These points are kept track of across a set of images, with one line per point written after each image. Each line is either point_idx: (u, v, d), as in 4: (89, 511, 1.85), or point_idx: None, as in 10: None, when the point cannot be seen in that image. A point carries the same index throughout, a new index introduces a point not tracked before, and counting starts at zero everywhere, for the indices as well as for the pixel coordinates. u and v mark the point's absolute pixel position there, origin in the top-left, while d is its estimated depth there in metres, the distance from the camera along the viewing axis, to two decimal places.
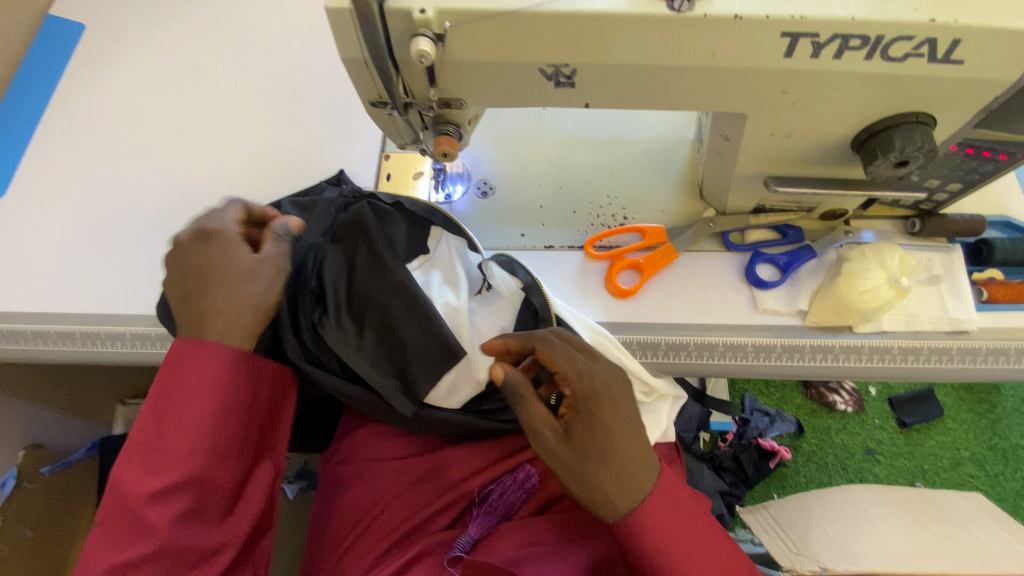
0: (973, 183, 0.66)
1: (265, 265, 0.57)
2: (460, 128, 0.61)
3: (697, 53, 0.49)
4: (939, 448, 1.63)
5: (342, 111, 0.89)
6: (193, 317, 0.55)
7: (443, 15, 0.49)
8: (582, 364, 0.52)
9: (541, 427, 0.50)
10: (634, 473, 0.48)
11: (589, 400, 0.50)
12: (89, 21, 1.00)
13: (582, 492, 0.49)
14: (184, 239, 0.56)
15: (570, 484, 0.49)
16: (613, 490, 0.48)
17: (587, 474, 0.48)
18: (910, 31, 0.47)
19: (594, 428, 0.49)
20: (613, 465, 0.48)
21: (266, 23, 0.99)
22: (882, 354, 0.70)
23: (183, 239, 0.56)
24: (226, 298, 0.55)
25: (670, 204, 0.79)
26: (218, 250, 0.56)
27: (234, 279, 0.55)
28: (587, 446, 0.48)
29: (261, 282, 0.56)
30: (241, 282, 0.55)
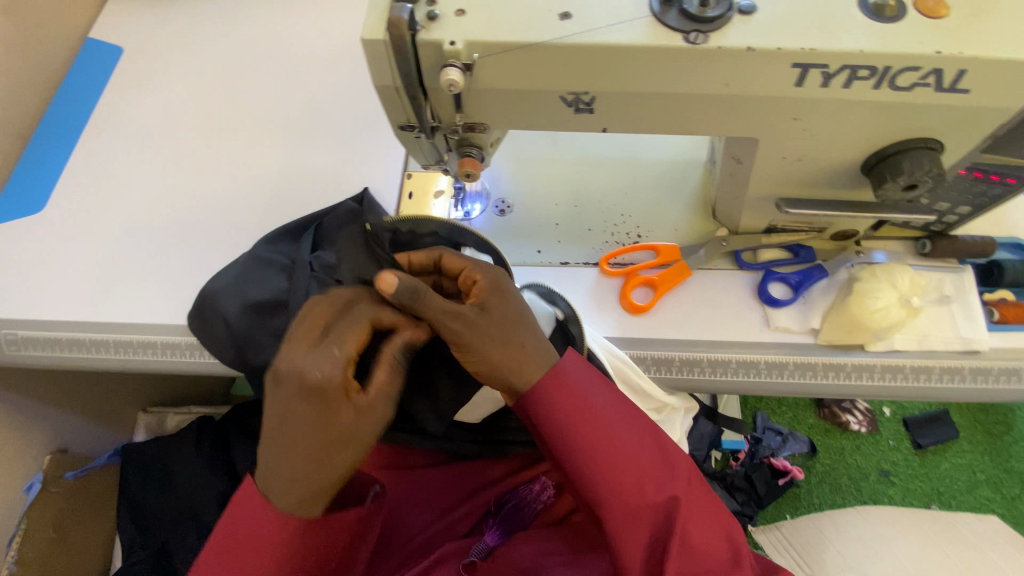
0: (983, 206, 0.68)
1: (366, 420, 0.49)
2: (483, 150, 0.64)
3: (711, 82, 0.52)
4: (955, 470, 1.61)
5: (366, 132, 0.93)
6: (272, 465, 0.48)
7: (471, 47, 0.52)
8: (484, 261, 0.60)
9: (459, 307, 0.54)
10: (528, 349, 0.55)
11: (498, 284, 0.58)
12: (127, 44, 1.05)
13: (499, 360, 0.54)
14: (285, 373, 0.46)
15: (488, 354, 0.53)
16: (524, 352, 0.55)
17: (482, 351, 0.53)
18: (916, 63, 0.49)
19: (492, 313, 0.55)
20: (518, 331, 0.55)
21: (295, 47, 1.03)
22: (894, 373, 0.71)
23: (283, 372, 0.46)
24: (302, 449, 0.47)
25: (683, 223, 0.81)
26: (321, 405, 0.46)
27: (339, 444, 0.48)
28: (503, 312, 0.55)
29: (367, 437, 0.49)
30: (343, 447, 0.48)
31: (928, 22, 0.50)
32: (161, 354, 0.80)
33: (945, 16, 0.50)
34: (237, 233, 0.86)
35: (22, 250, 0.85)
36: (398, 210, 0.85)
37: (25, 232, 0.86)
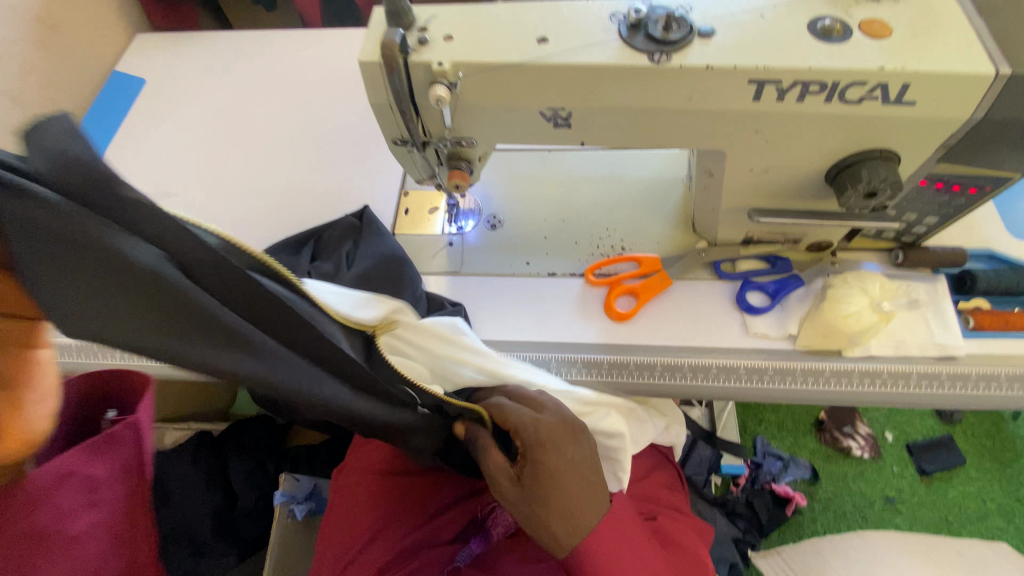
0: (949, 216, 0.71)
1: None
2: (471, 164, 0.69)
3: (675, 98, 0.57)
4: (962, 498, 1.58)
5: (368, 154, 0.99)
6: None
7: (457, 67, 0.57)
8: (530, 418, 0.63)
9: (498, 477, 0.61)
10: (579, 494, 0.61)
11: (535, 448, 0.61)
12: (149, 75, 1.14)
13: (532, 528, 0.61)
14: None
15: (524, 522, 0.61)
16: (554, 521, 0.60)
17: (553, 513, 0.59)
18: (862, 77, 0.54)
19: (545, 465, 0.60)
20: (555, 498, 0.60)
21: (305, 78, 1.11)
22: (873, 378, 0.72)
23: None
24: None
25: (665, 236, 0.84)
26: None
27: None
28: (536, 485, 0.60)
29: None
30: None
31: (872, 42, 0.55)
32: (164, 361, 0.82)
33: (888, 37, 0.55)
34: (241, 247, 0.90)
35: None
36: (394, 225, 0.90)
37: None
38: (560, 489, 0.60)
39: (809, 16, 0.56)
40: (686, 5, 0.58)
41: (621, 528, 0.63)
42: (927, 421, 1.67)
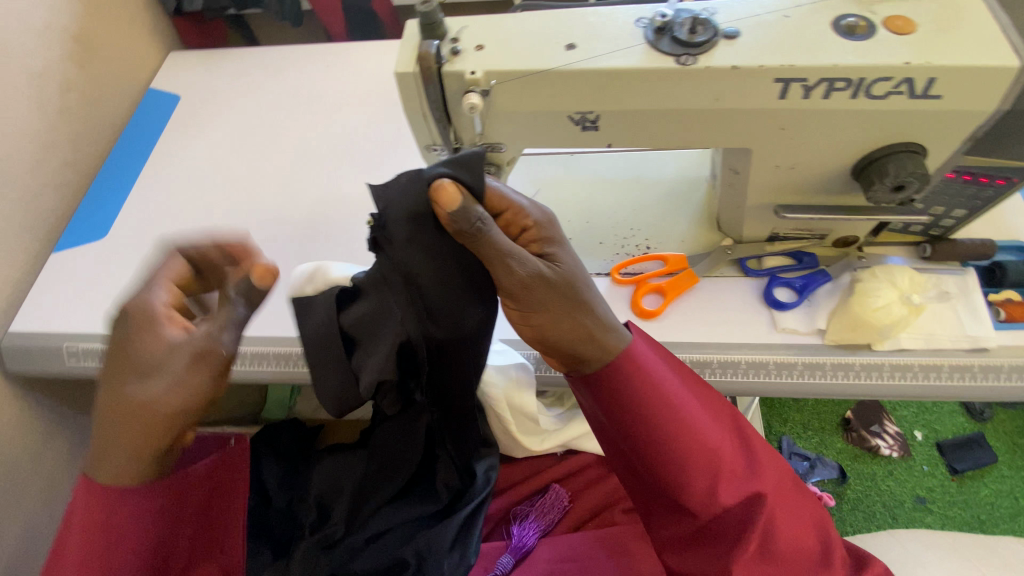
0: (977, 208, 0.71)
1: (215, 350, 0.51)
2: (500, 168, 0.71)
3: (703, 99, 0.59)
4: (994, 496, 1.56)
5: (395, 160, 1.02)
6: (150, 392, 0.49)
7: (489, 76, 0.60)
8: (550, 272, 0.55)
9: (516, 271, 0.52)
10: (578, 319, 0.56)
11: (572, 289, 0.56)
12: (181, 91, 1.18)
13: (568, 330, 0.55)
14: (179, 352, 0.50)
15: (551, 325, 0.55)
16: (550, 325, 0.55)
17: (546, 312, 0.55)
18: (887, 73, 0.55)
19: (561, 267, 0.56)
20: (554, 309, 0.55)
21: (331, 88, 1.14)
22: (903, 371, 0.72)
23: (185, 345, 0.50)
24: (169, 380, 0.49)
25: (689, 235, 0.85)
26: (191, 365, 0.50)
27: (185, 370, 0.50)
28: (545, 299, 0.54)
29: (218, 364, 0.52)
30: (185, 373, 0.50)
31: (895, 38, 0.56)
32: None
33: (912, 33, 0.56)
34: (273, 252, 0.93)
35: (83, 272, 0.94)
36: None
37: (90, 257, 0.96)
38: (559, 317, 0.55)
39: (834, 15, 0.58)
40: (711, 8, 0.60)
41: (655, 374, 0.57)
42: (957, 419, 1.66)
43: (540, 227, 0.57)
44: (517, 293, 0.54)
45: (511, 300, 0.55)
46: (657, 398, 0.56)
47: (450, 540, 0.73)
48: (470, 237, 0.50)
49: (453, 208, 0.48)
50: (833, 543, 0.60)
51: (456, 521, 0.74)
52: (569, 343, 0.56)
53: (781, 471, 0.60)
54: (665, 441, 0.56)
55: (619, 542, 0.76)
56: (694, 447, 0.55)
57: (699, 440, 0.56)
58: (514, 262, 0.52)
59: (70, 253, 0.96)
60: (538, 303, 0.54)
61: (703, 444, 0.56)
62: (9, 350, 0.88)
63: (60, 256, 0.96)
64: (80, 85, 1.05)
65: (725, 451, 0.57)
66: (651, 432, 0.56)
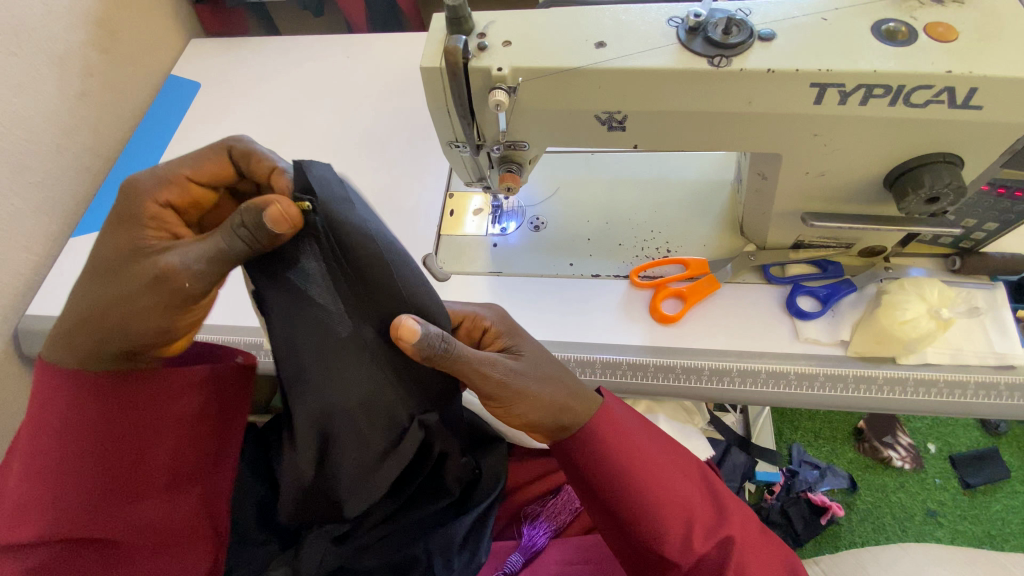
0: (1010, 222, 0.69)
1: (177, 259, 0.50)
2: (522, 167, 0.70)
3: (735, 102, 0.57)
4: (1008, 512, 1.53)
5: (414, 153, 1.01)
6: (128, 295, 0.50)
7: (516, 72, 0.59)
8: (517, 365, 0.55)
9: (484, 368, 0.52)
10: (550, 396, 0.55)
11: (541, 372, 0.56)
12: (202, 79, 1.18)
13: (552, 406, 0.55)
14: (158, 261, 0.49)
15: (532, 411, 0.54)
16: (530, 410, 0.54)
17: (522, 400, 0.54)
18: (928, 81, 0.53)
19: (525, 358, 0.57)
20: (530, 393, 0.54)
21: (351, 80, 1.14)
22: (929, 387, 0.71)
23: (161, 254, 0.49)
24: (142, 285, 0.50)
25: (711, 239, 0.84)
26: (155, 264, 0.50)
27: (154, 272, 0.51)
28: (517, 387, 0.53)
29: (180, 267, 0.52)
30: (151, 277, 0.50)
31: (938, 44, 0.54)
32: None
33: (955, 39, 0.54)
34: None
35: None
36: (439, 226, 0.91)
37: None
38: (534, 401, 0.54)
39: (873, 19, 0.56)
40: (746, 9, 0.58)
41: (630, 431, 0.58)
42: (972, 433, 1.63)
43: (497, 325, 0.59)
44: (489, 389, 0.53)
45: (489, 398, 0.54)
46: (623, 447, 0.57)
47: (461, 539, 0.73)
48: (438, 358, 0.48)
49: (414, 339, 0.47)
50: None
51: (470, 519, 0.74)
52: (551, 418, 0.56)
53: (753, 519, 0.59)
54: (636, 494, 0.56)
55: None
56: (664, 496, 0.56)
57: (667, 489, 0.56)
58: (487, 365, 0.51)
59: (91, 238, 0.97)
60: (510, 393, 0.53)
61: (669, 489, 0.56)
62: (27, 333, 0.89)
63: (79, 241, 0.97)
64: (102, 70, 1.05)
65: (696, 497, 0.58)
66: (625, 485, 0.56)
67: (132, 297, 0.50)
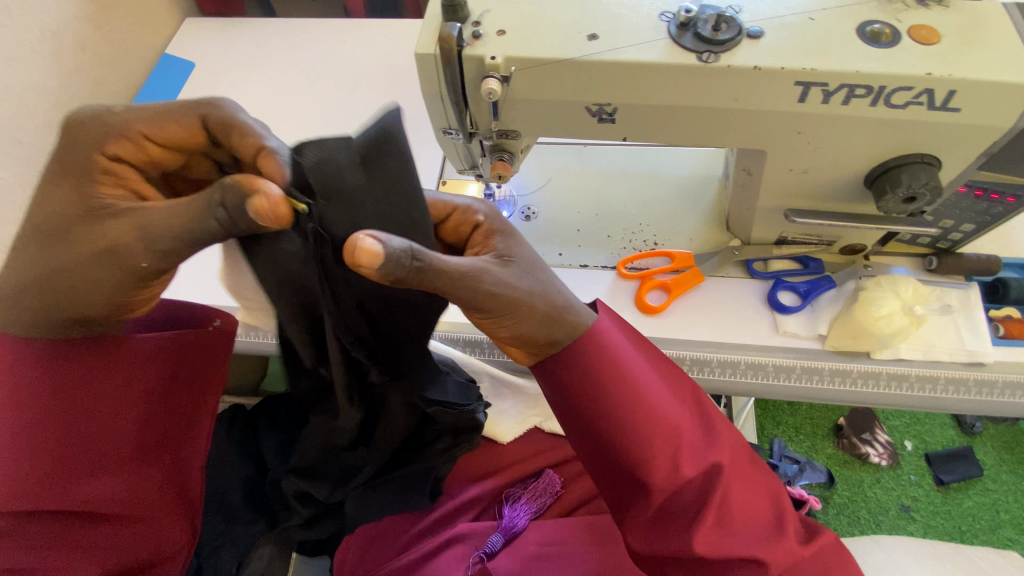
0: (986, 224, 0.71)
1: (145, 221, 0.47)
2: (513, 156, 0.71)
3: (722, 98, 0.58)
4: (978, 509, 1.58)
5: (408, 140, 1.01)
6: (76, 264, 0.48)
7: (510, 61, 0.59)
8: (499, 273, 0.49)
9: (469, 289, 0.46)
10: (534, 307, 0.51)
11: (521, 275, 0.51)
12: (197, 59, 1.17)
13: (542, 319, 0.51)
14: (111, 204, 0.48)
15: (523, 322, 0.51)
16: (518, 325, 0.51)
17: (511, 314, 0.50)
18: (908, 82, 0.55)
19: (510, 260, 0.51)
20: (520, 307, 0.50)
21: (348, 64, 1.14)
22: (899, 381, 0.73)
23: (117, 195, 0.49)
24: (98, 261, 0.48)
25: (698, 233, 0.86)
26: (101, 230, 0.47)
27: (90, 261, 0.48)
28: (501, 300, 0.49)
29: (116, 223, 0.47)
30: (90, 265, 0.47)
31: (919, 47, 0.56)
32: None
33: (936, 43, 0.56)
34: None
35: None
36: None
37: None
38: (516, 312, 0.50)
39: (859, 20, 0.57)
40: (736, 6, 0.59)
41: (616, 349, 0.55)
42: (948, 432, 1.67)
43: (489, 222, 0.54)
44: (481, 307, 0.48)
45: (478, 313, 0.50)
46: (604, 366, 0.53)
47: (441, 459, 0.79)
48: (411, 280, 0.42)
49: (379, 262, 0.39)
50: (783, 509, 0.58)
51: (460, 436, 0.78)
52: (545, 331, 0.52)
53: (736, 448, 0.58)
54: (629, 424, 0.52)
55: (609, 532, 0.77)
56: (649, 419, 0.53)
57: (654, 414, 0.53)
58: (477, 278, 0.47)
59: None
60: (496, 307, 0.49)
61: (648, 398, 0.53)
62: None
63: None
64: (96, 46, 1.04)
65: (679, 422, 0.54)
66: (608, 402, 0.53)
67: (82, 262, 0.47)
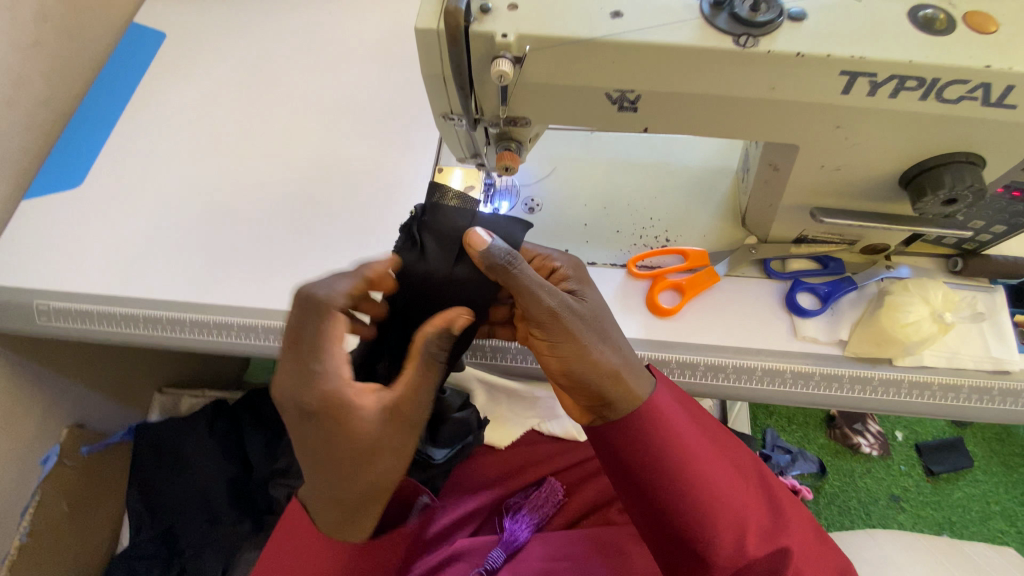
0: (1018, 226, 0.68)
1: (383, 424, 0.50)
2: (522, 145, 0.65)
3: (758, 87, 0.53)
4: (967, 499, 1.60)
5: (401, 122, 0.94)
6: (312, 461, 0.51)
7: (523, 40, 0.53)
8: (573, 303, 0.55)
9: (539, 300, 0.52)
10: (604, 349, 0.54)
11: (596, 319, 0.56)
12: (167, 28, 1.07)
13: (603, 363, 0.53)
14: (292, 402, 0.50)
15: (576, 360, 0.53)
16: (573, 355, 0.53)
17: (571, 344, 0.53)
18: (965, 75, 0.50)
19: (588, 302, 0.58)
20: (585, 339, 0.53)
21: (334, 37, 1.05)
22: (922, 390, 0.70)
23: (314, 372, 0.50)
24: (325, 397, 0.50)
25: (713, 229, 0.81)
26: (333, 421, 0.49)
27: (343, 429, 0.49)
28: (568, 326, 0.53)
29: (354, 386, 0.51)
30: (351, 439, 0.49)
31: (977, 35, 0.50)
32: (187, 332, 0.79)
33: (995, 31, 0.50)
34: (264, 214, 0.86)
35: (56, 223, 0.86)
36: None
37: (65, 207, 0.88)
38: (574, 337, 0.53)
39: (911, 4, 0.52)
40: None
41: (684, 424, 0.55)
42: (940, 422, 1.68)
43: (567, 269, 0.62)
44: (543, 323, 0.53)
45: (537, 330, 0.53)
46: (674, 442, 0.53)
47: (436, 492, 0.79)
48: (498, 272, 0.52)
49: (481, 249, 0.53)
50: None
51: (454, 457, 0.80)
52: (603, 382, 0.53)
53: (804, 522, 0.57)
54: (696, 501, 0.52)
55: (614, 543, 0.74)
56: (717, 497, 0.52)
57: (721, 492, 0.53)
58: (547, 294, 0.53)
59: (41, 202, 0.88)
60: (559, 331, 0.53)
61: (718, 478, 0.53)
62: None
63: (29, 204, 0.88)
64: (53, 12, 0.94)
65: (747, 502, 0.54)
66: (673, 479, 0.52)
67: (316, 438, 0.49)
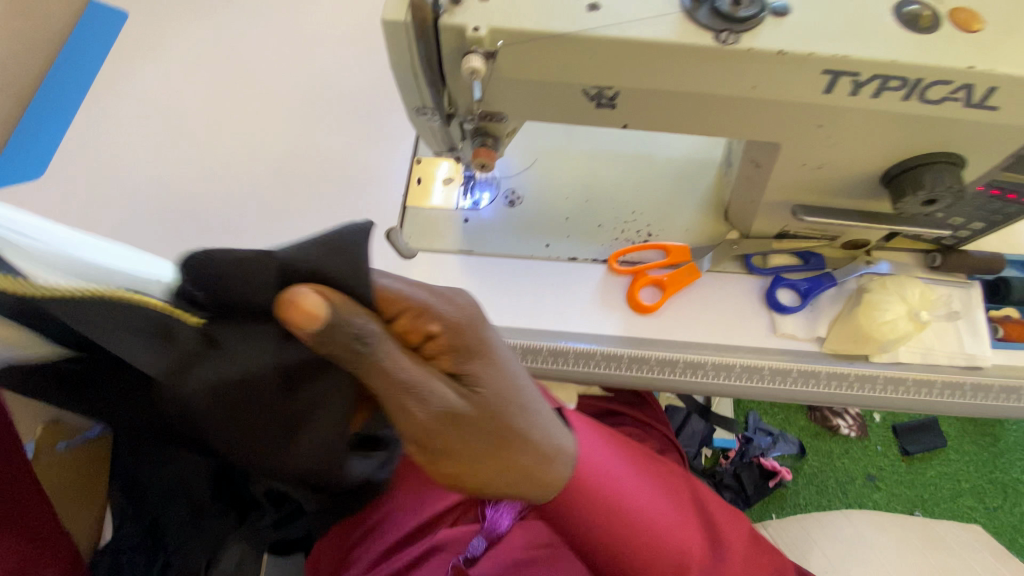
0: (996, 222, 0.67)
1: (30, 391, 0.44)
2: (498, 140, 0.63)
3: (739, 85, 0.51)
4: (939, 478, 1.64)
5: (378, 110, 0.91)
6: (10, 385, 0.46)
7: (495, 35, 0.50)
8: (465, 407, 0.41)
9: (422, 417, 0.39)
10: (513, 456, 0.45)
11: (494, 419, 0.43)
12: (130, 6, 1.02)
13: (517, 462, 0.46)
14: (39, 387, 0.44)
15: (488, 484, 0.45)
16: (490, 468, 0.44)
17: (475, 467, 0.44)
18: (948, 76, 0.48)
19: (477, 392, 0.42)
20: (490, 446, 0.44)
21: (308, 17, 1.00)
22: (897, 385, 0.71)
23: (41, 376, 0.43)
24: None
25: (695, 223, 0.80)
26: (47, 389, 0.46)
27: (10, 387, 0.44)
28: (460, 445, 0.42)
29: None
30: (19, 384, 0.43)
31: (961, 34, 0.49)
32: None
33: (980, 30, 0.49)
34: (235, 206, 0.83)
35: None
36: (406, 195, 0.84)
37: (27, 199, 0.84)
38: (476, 462, 0.43)
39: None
40: None
41: (614, 466, 0.58)
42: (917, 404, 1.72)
43: (459, 334, 0.42)
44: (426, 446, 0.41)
45: (421, 451, 0.42)
46: (604, 489, 0.56)
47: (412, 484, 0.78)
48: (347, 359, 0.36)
49: (318, 327, 0.34)
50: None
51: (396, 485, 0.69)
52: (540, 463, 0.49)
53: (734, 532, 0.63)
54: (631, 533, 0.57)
55: None
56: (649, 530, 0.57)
57: (651, 527, 0.57)
58: (433, 401, 0.39)
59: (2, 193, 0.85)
60: (445, 452, 0.41)
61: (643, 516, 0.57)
62: None
63: None
64: None
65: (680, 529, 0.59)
66: (608, 523, 0.56)
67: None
